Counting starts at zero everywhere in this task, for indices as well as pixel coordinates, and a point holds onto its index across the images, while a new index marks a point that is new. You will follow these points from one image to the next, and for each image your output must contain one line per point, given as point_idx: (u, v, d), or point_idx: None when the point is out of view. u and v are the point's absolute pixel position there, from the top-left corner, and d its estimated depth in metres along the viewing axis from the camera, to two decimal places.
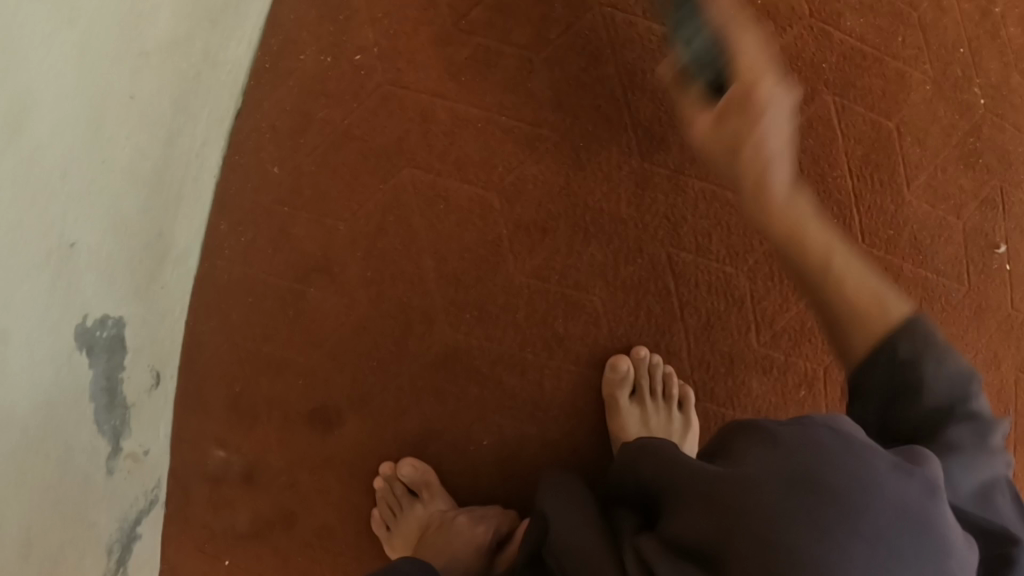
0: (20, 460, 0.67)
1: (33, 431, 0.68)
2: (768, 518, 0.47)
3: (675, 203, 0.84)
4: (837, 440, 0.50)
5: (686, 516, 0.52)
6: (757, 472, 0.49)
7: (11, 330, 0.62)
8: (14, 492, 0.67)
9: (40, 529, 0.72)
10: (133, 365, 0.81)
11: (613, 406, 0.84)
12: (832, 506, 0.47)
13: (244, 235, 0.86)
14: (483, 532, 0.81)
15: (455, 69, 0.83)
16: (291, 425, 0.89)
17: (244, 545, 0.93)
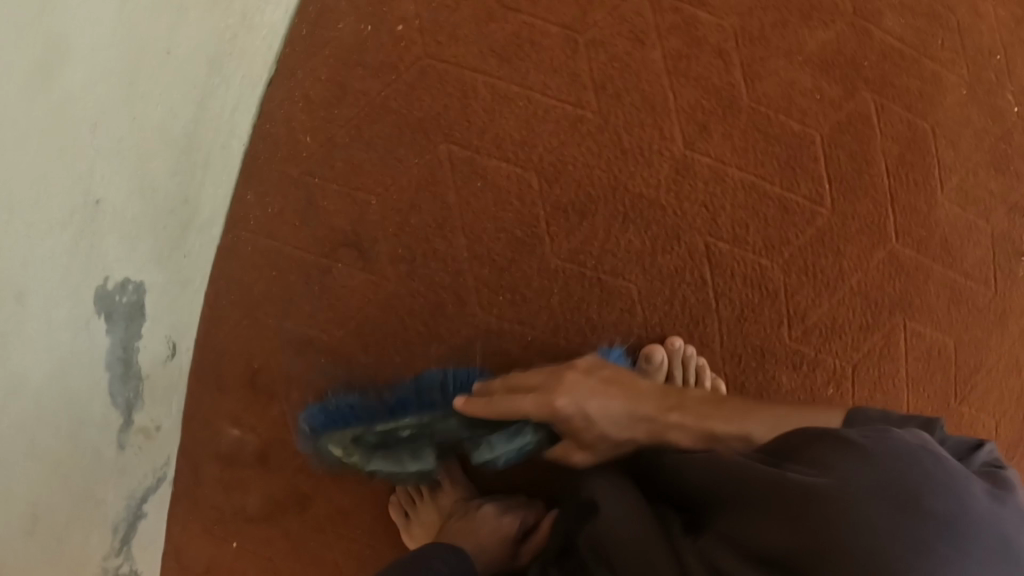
0: (32, 432, 0.63)
1: (50, 402, 0.65)
2: (852, 529, 0.46)
3: (714, 192, 0.84)
4: (936, 461, 0.50)
5: (764, 523, 0.51)
6: (852, 489, 0.48)
7: (29, 291, 0.57)
8: (25, 464, 0.63)
9: (44, 506, 0.68)
10: (151, 334, 0.77)
11: None
12: (929, 524, 0.46)
13: (270, 207, 0.83)
14: (509, 521, 0.80)
15: (499, 44, 0.80)
16: (309, 406, 0.87)
17: (254, 528, 0.92)
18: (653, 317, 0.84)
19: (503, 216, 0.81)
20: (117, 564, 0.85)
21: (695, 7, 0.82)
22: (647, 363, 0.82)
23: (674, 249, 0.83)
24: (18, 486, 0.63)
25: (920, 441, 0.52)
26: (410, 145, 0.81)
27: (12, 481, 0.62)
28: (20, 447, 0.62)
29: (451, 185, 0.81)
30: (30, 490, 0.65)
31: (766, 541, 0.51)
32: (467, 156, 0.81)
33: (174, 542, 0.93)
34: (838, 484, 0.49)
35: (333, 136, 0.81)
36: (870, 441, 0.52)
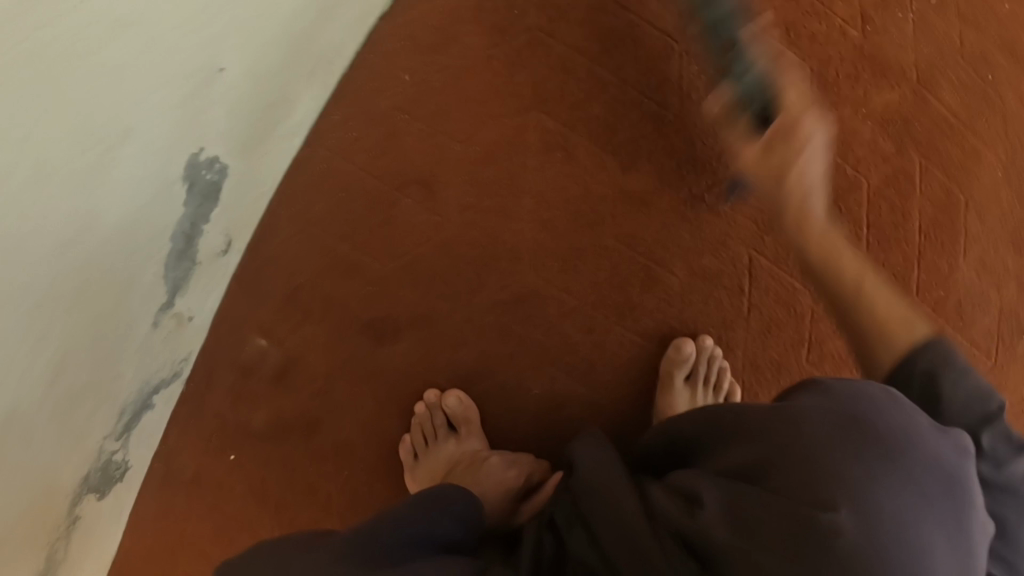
0: (87, 273, 0.63)
1: (111, 251, 0.65)
2: (810, 450, 0.47)
3: (766, 210, 0.88)
4: (890, 399, 0.50)
5: (731, 450, 0.52)
6: (808, 412, 0.49)
7: (134, 127, 0.59)
8: (71, 306, 0.64)
9: (70, 358, 0.68)
10: (216, 222, 0.78)
11: (666, 384, 0.85)
12: (876, 446, 0.46)
13: (355, 130, 0.86)
14: (513, 477, 0.81)
15: (602, 33, 0.86)
16: (343, 329, 0.87)
17: (254, 444, 0.91)
18: (688, 313, 0.87)
19: (573, 188, 0.85)
20: (113, 450, 0.85)
21: (781, 43, 0.88)
22: (674, 353, 0.85)
23: (718, 254, 0.87)
24: (57, 326, 0.63)
25: (881, 385, 0.53)
26: (501, 105, 0.85)
27: (50, 325, 0.62)
28: (73, 285, 0.62)
29: (532, 150, 0.85)
30: (64, 336, 0.65)
31: (726, 466, 0.51)
32: (554, 127, 0.85)
33: (170, 442, 0.93)
34: (794, 407, 0.50)
35: (430, 79, 0.85)
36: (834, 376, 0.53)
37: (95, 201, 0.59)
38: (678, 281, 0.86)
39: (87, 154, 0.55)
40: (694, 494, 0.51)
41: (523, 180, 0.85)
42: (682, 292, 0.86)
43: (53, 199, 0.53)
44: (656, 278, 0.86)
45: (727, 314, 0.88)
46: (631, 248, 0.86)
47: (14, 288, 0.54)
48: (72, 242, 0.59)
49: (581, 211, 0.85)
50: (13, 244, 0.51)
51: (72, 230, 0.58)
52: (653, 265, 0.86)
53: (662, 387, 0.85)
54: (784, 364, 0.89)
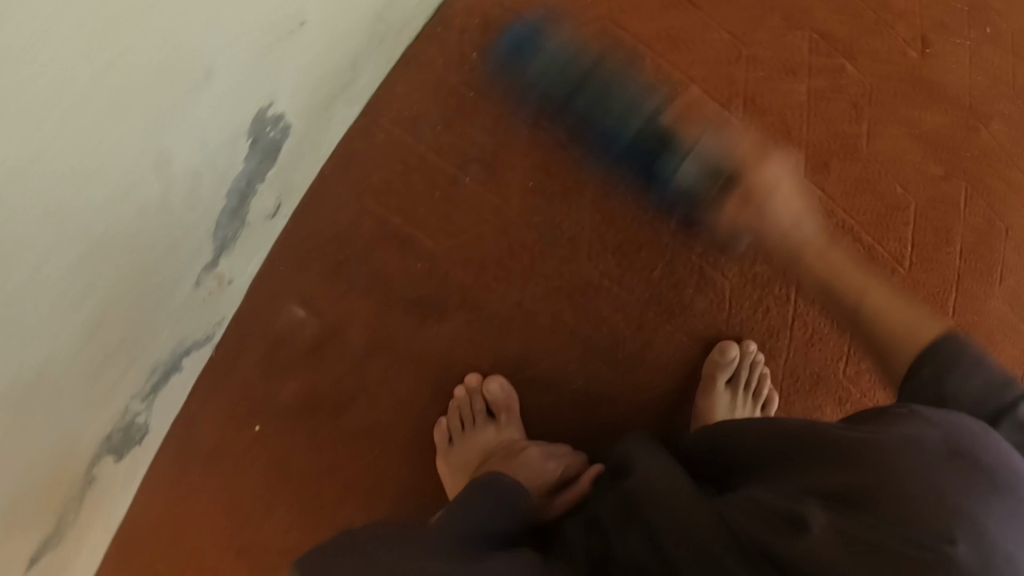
0: (145, 221, 0.61)
1: (171, 202, 0.63)
2: (915, 479, 0.45)
3: (819, 223, 0.88)
4: (992, 432, 0.50)
5: (820, 472, 0.50)
6: (910, 437, 0.48)
7: (213, 71, 0.56)
8: (125, 254, 0.62)
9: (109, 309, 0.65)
10: (270, 182, 0.76)
11: (707, 386, 0.85)
12: (985, 480, 0.45)
13: (418, 104, 0.84)
14: (551, 469, 0.78)
15: (674, 31, 0.86)
16: (387, 305, 0.85)
17: (281, 417, 0.89)
18: (736, 317, 0.87)
19: (634, 183, 0.85)
20: (137, 411, 0.83)
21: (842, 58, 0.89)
22: (717, 356, 0.85)
23: (769, 260, 0.88)
24: (104, 275, 0.61)
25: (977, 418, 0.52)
26: (565, 94, 0.84)
27: (101, 273, 0.60)
28: (127, 233, 0.60)
29: (596, 141, 0.85)
30: (111, 285, 0.63)
31: (813, 488, 0.49)
32: None
33: (195, 406, 0.90)
34: (887, 434, 0.49)
35: (497, 61, 0.84)
36: (929, 411, 0.51)
37: (164, 147, 0.57)
38: (730, 284, 0.87)
39: (164, 91, 0.52)
40: (778, 513, 0.49)
41: (586, 171, 0.86)
42: (732, 295, 0.87)
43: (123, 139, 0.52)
44: (708, 278, 0.87)
45: (773, 321, 0.88)
46: (687, 248, 0.87)
47: (75, 227, 0.52)
48: (137, 187, 0.57)
49: (640, 207, 0.86)
50: (81, 179, 0.50)
51: (136, 171, 0.55)
52: (706, 266, 0.87)
53: (704, 389, 0.85)
54: (821, 378, 0.89)
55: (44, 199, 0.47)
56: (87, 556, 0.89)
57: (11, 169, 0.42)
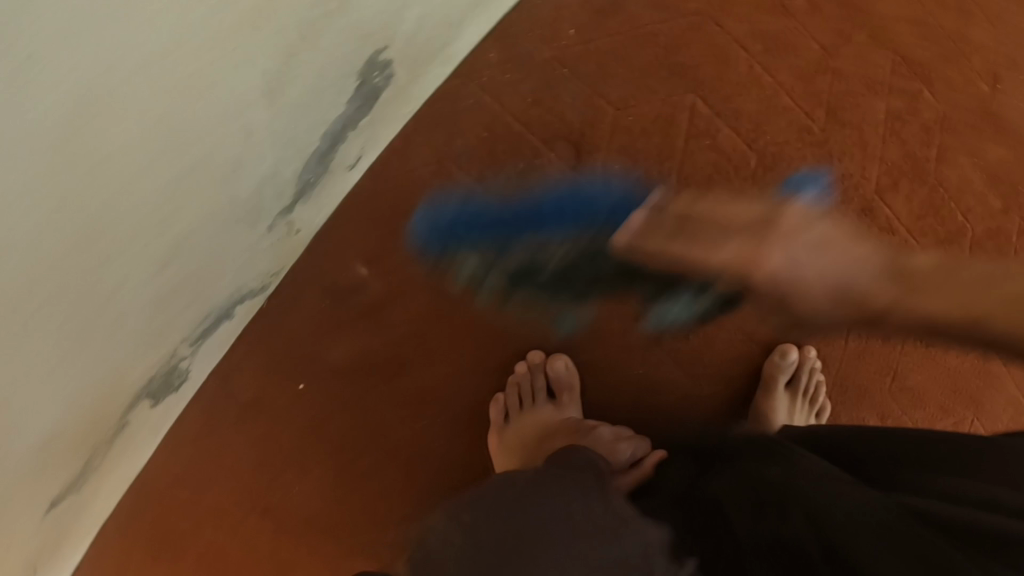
0: (247, 150, 0.59)
1: (274, 134, 0.61)
2: None
3: (883, 238, 0.88)
4: None
5: (986, 465, 0.51)
6: None
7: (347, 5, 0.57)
8: (221, 183, 0.60)
9: (189, 237, 0.62)
10: (360, 132, 0.74)
11: (767, 388, 0.85)
12: None
13: (510, 73, 0.82)
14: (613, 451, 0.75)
15: (768, 34, 0.86)
16: (454, 274, 0.82)
17: (327, 378, 0.85)
18: (798, 324, 0.86)
19: (716, 178, 0.84)
20: (182, 356, 0.80)
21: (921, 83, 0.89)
22: (776, 358, 0.85)
23: None
24: (198, 196, 0.58)
25: None
26: (659, 81, 0.84)
27: (191, 198, 0.58)
28: (230, 156, 0.58)
29: (683, 132, 0.84)
30: (198, 214, 0.61)
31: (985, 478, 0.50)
32: (708, 116, 0.84)
33: (234, 357, 0.86)
34: None
35: (597, 40, 0.83)
36: None
37: (283, 71, 0.56)
38: None
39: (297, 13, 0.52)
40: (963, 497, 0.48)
41: (670, 162, 0.84)
42: None
43: (248, 51, 0.50)
44: None
45: (830, 331, 0.87)
46: None
47: (179, 138, 0.51)
48: (248, 110, 0.56)
49: (717, 203, 0.83)
50: (198, 84, 0.48)
51: (256, 91, 0.55)
52: None
53: (764, 389, 0.85)
54: (867, 393, 0.90)
55: (157, 96, 0.46)
56: (106, 494, 0.87)
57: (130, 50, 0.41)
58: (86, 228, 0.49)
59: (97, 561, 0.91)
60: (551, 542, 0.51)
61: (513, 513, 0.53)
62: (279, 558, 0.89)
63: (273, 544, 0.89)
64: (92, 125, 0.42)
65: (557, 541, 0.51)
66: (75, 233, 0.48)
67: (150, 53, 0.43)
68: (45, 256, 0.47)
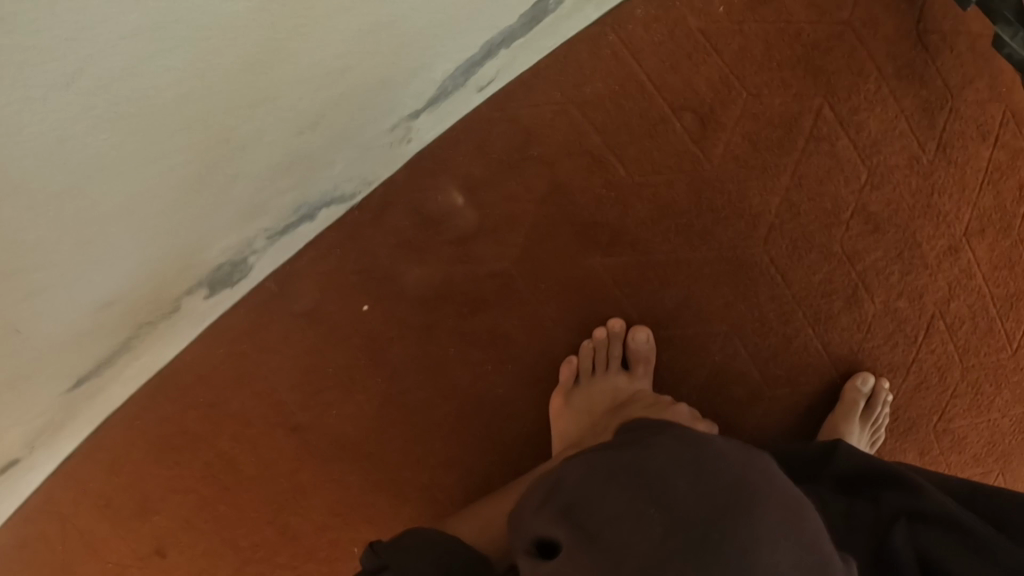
0: (422, 30, 0.56)
1: (449, 25, 0.58)
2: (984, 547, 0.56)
3: (960, 280, 0.90)
4: None
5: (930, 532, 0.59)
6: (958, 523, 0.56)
7: None
8: (388, 57, 0.56)
9: (329, 113, 0.58)
10: (504, 55, 0.71)
11: (846, 408, 0.84)
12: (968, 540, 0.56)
13: (651, 33, 0.81)
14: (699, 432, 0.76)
15: (902, 59, 0.86)
16: (556, 222, 0.81)
17: (402, 303, 0.82)
18: (867, 346, 0.88)
19: (827, 186, 0.85)
20: (253, 250, 0.74)
21: None
22: (856, 383, 0.85)
23: (911, 300, 0.88)
24: (359, 68, 0.55)
25: None
26: (795, 78, 0.83)
27: (355, 68, 0.54)
28: (406, 33, 0.55)
29: (805, 135, 0.84)
30: (352, 87, 0.57)
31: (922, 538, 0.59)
32: (830, 123, 0.84)
33: (302, 262, 0.82)
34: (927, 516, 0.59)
35: (743, 22, 0.83)
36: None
37: None
38: (874, 309, 0.87)
39: None
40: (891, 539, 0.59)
41: (788, 161, 0.83)
42: (873, 320, 0.87)
43: None
44: (858, 299, 0.86)
45: (895, 360, 0.89)
46: (850, 265, 0.86)
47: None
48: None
49: (823, 212, 0.85)
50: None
51: None
52: (860, 287, 0.86)
53: (842, 412, 0.84)
54: (913, 423, 0.93)
55: None
56: (123, 382, 0.80)
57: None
58: (254, 57, 0.45)
59: (95, 451, 0.84)
60: (735, 515, 0.48)
61: (637, 454, 0.55)
62: (306, 477, 0.86)
63: (302, 463, 0.85)
64: None
65: (744, 511, 0.49)
66: (242, 59, 0.44)
67: None
68: (220, 61, 0.43)
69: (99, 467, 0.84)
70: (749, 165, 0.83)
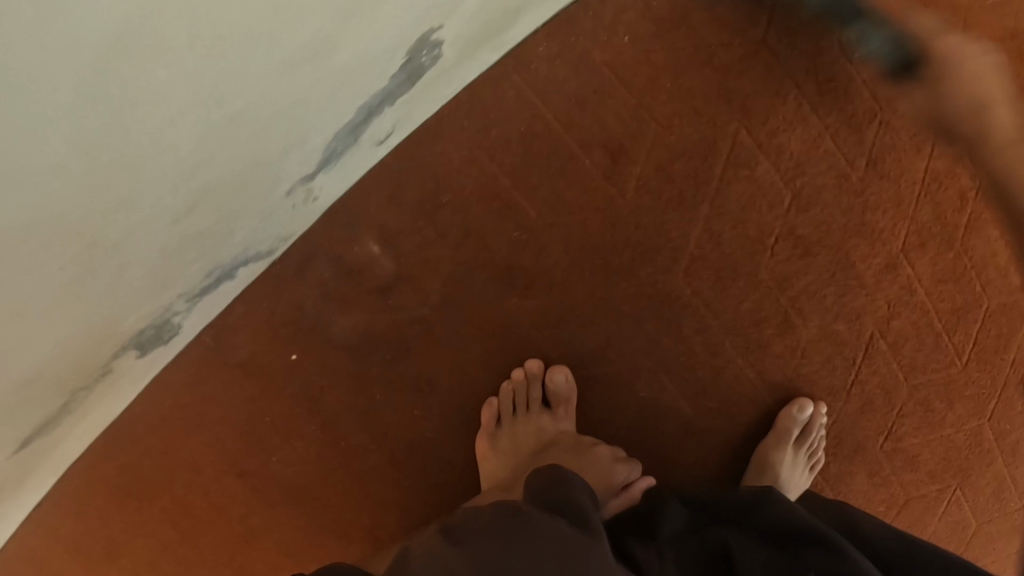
0: (279, 112, 0.56)
1: (313, 101, 0.58)
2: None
3: (902, 297, 0.87)
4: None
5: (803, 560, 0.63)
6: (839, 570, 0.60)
7: None
8: (247, 140, 0.57)
9: (207, 193, 0.60)
10: (395, 110, 0.71)
11: (778, 438, 0.83)
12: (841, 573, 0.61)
13: (558, 70, 0.80)
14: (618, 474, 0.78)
15: (825, 75, 0.84)
16: (475, 265, 0.82)
17: (329, 352, 0.84)
18: (804, 372, 0.86)
19: (752, 212, 0.83)
20: (176, 312, 0.77)
21: (965, 148, 0.87)
22: (792, 411, 0.84)
23: (850, 321, 0.86)
24: (221, 156, 0.56)
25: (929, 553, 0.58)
26: (707, 104, 0.82)
27: (219, 153, 0.55)
28: (262, 121, 0.55)
29: (723, 160, 0.82)
30: (218, 170, 0.58)
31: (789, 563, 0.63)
32: (749, 146, 0.82)
33: (231, 317, 0.85)
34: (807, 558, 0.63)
35: (652, 50, 0.81)
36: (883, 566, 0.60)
37: (335, 38, 0.52)
38: (809, 334, 0.85)
39: None
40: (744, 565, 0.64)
41: (707, 188, 0.82)
42: (808, 344, 0.85)
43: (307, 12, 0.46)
44: (792, 325, 0.84)
45: (835, 384, 0.87)
46: (782, 292, 0.84)
47: (213, 95, 0.47)
48: (287, 74, 0.51)
49: (748, 239, 0.83)
50: (237, 45, 0.44)
51: (301, 55, 0.50)
52: (793, 313, 0.84)
53: (773, 438, 0.84)
54: (861, 448, 0.91)
55: (213, 58, 0.43)
56: (75, 439, 0.82)
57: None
58: (97, 177, 0.46)
59: (56, 503, 0.87)
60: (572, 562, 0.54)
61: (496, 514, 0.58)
62: (253, 522, 0.88)
63: (246, 509, 0.88)
64: (136, 75, 0.39)
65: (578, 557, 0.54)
66: (86, 181, 0.45)
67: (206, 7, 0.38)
68: (51, 203, 0.44)
69: (61, 520, 0.87)
70: (663, 196, 0.82)
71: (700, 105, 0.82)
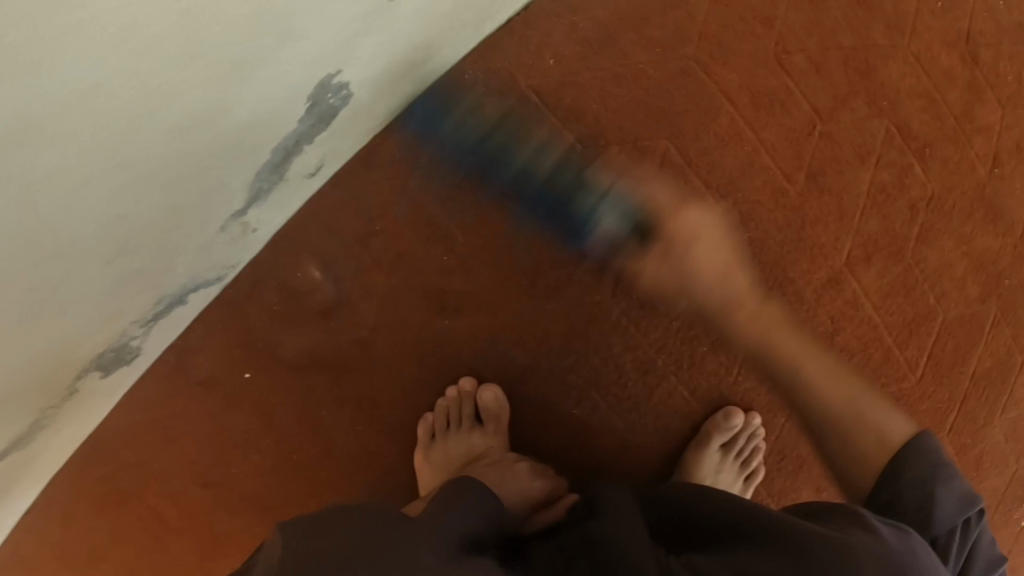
0: (186, 166, 0.58)
1: (220, 150, 0.61)
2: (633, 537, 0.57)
3: (845, 313, 0.86)
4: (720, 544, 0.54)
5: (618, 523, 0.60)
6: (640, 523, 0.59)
7: (293, 32, 0.54)
8: (162, 193, 0.60)
9: (136, 239, 0.63)
10: (318, 146, 0.75)
11: (701, 444, 0.85)
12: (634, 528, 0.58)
13: (485, 97, 0.82)
14: (536, 488, 0.79)
15: (759, 89, 0.83)
16: (410, 289, 0.85)
17: (279, 371, 0.89)
18: (742, 388, 0.86)
19: None
20: (133, 336, 0.82)
21: (913, 158, 0.85)
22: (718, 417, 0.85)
23: None
24: (136, 212, 0.59)
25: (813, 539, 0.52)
26: (634, 124, 0.82)
27: (135, 207, 0.58)
28: (170, 177, 0.58)
29: (651, 179, 0.83)
30: (139, 220, 0.60)
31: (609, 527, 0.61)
32: (678, 164, 0.83)
33: (190, 339, 0.90)
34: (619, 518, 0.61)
35: (579, 72, 0.82)
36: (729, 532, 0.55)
37: (225, 100, 0.54)
38: (746, 351, 0.85)
39: (234, 54, 0.50)
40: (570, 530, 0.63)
41: None
42: (745, 361, 0.85)
43: (189, 86, 0.49)
44: (726, 342, 0.85)
45: (775, 400, 0.87)
46: None
47: (112, 164, 0.49)
48: (183, 137, 0.54)
49: None
50: (125, 124, 0.46)
51: (193, 120, 0.53)
52: None
53: (696, 444, 0.86)
54: (807, 461, 0.89)
55: (103, 140, 0.46)
56: (56, 451, 0.90)
57: (41, 94, 0.38)
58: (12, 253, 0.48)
59: (44, 511, 0.95)
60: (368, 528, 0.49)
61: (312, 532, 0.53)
62: (219, 529, 0.94)
63: (212, 517, 0.94)
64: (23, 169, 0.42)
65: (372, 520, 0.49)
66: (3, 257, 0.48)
67: (75, 104, 0.41)
68: None
69: (49, 526, 0.95)
70: None
71: (627, 125, 0.82)
